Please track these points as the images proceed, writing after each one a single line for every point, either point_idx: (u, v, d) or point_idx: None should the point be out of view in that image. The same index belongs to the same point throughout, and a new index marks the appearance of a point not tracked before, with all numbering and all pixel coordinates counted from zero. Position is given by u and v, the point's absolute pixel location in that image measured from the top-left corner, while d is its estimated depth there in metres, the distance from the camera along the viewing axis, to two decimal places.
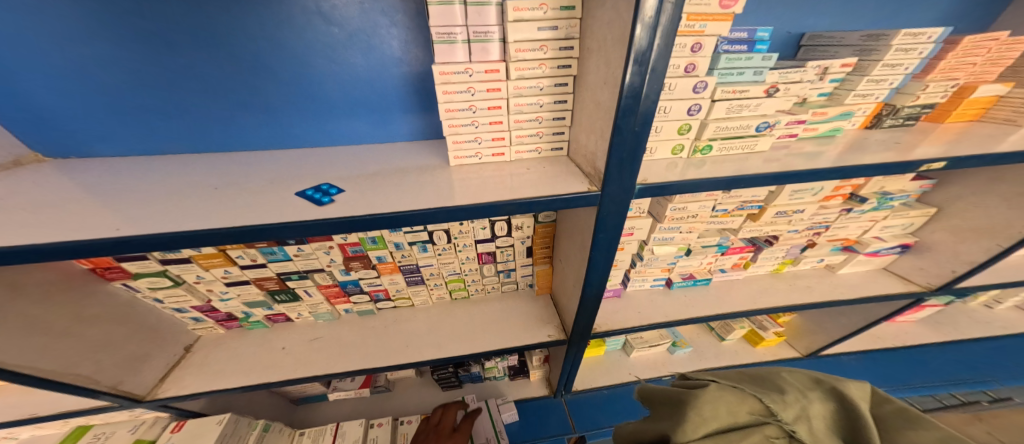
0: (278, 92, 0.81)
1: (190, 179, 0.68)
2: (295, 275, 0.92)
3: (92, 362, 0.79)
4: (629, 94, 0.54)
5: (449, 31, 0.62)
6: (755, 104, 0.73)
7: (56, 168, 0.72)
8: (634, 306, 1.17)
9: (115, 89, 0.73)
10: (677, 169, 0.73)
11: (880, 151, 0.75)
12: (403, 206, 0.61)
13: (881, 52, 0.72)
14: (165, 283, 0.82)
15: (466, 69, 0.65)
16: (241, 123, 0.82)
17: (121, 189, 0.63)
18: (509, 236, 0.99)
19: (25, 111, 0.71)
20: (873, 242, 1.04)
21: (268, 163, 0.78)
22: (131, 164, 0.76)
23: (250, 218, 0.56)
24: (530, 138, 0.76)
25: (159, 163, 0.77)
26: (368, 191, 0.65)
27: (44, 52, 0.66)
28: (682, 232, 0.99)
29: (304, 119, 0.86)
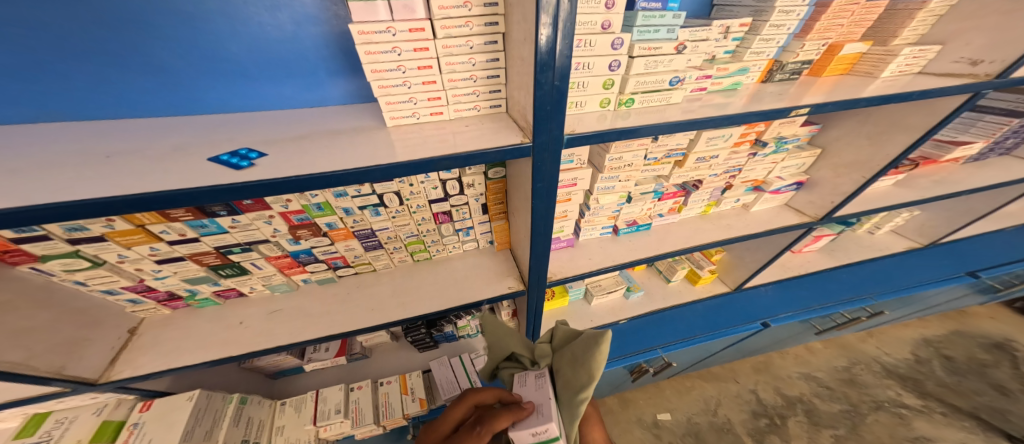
0: (173, 52, 0.77)
1: (91, 147, 0.66)
2: (237, 249, 0.93)
3: (25, 349, 0.75)
4: (544, 51, 0.60)
5: None
6: (668, 60, 0.82)
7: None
8: (586, 253, 1.30)
9: None
10: (604, 120, 0.81)
11: (774, 101, 0.87)
12: (337, 165, 0.64)
13: (768, 13, 0.83)
14: (83, 264, 0.79)
15: (389, 28, 0.67)
16: (133, 85, 0.78)
17: (4, 159, 0.60)
18: (462, 194, 1.05)
19: None
20: (775, 181, 1.24)
21: (181, 130, 0.76)
22: (7, 132, 0.71)
23: (170, 182, 0.56)
24: (466, 97, 0.81)
25: (39, 132, 0.72)
26: (290, 155, 0.67)
27: None
28: (620, 181, 1.09)
29: (211, 83, 0.83)
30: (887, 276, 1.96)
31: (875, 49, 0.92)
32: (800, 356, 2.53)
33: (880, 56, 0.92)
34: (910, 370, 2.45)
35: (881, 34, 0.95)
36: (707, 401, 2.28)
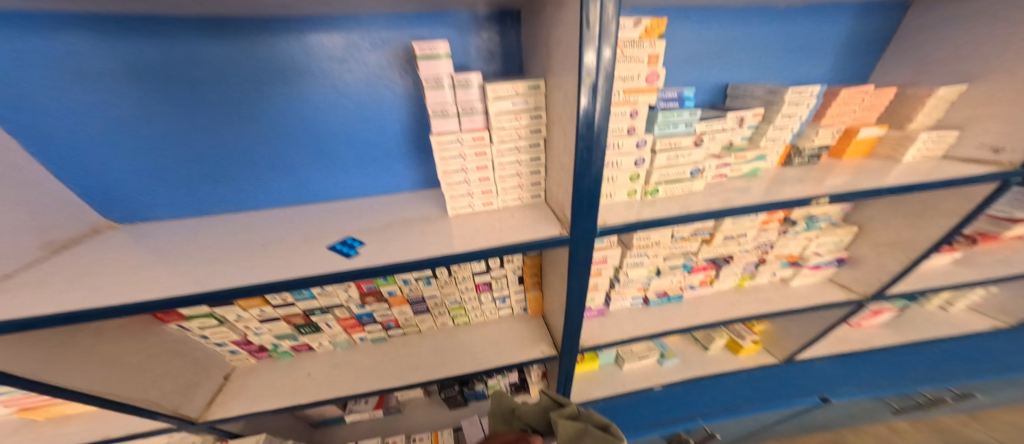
0: (299, 155, 0.99)
1: (236, 239, 0.86)
2: (318, 311, 1.08)
3: (154, 389, 0.93)
4: (582, 155, 0.74)
5: (443, 107, 0.78)
6: (687, 153, 0.90)
7: (127, 234, 0.90)
8: (617, 322, 1.33)
9: (166, 164, 0.91)
10: (633, 209, 0.91)
11: (800, 184, 0.92)
12: (411, 255, 0.78)
13: (778, 105, 0.88)
14: (211, 322, 0.98)
15: (457, 137, 0.81)
16: (268, 181, 1.01)
17: (186, 253, 0.80)
18: (502, 268, 1.17)
19: (102, 190, 0.90)
20: (812, 257, 1.24)
21: (297, 219, 0.96)
22: (184, 225, 0.95)
23: (293, 268, 0.73)
24: (512, 189, 0.94)
25: (207, 223, 0.95)
26: (381, 244, 0.82)
27: (114, 142, 0.86)
28: (649, 257, 1.16)
29: (322, 175, 1.04)
30: (969, 354, 1.75)
31: (891, 134, 0.96)
32: (879, 435, 2.19)
33: (897, 140, 0.95)
34: None
35: (896, 118, 0.98)
36: None
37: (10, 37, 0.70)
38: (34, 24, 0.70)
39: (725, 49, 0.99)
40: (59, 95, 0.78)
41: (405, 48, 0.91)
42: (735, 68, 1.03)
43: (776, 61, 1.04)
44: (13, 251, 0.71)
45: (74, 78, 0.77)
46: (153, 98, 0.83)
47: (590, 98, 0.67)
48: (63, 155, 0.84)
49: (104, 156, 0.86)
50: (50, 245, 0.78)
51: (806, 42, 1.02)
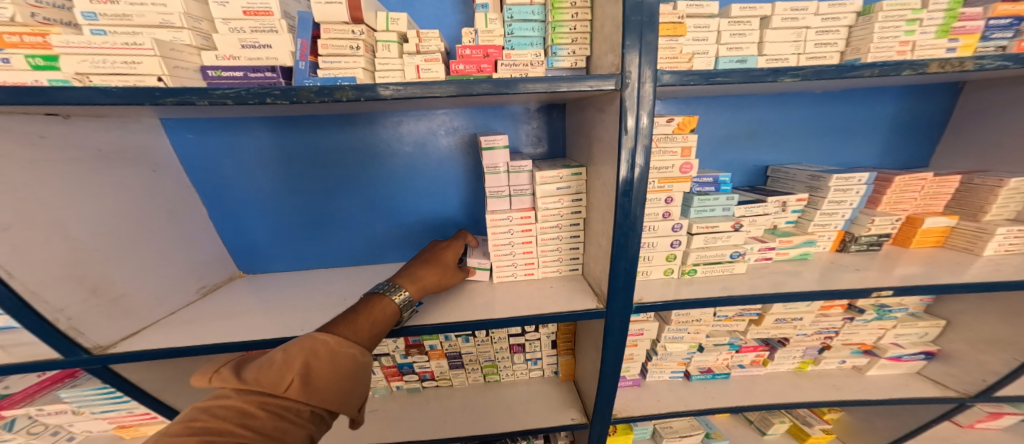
0: (380, 223, 1.20)
1: (324, 294, 1.05)
2: (369, 357, 1.24)
3: None
4: (621, 235, 0.79)
5: (499, 190, 0.97)
6: (726, 236, 0.90)
7: (250, 283, 1.16)
8: (653, 395, 1.26)
9: (288, 228, 1.18)
10: (671, 287, 0.93)
11: (861, 271, 0.88)
12: (463, 317, 0.91)
13: (824, 191, 0.87)
14: None
15: (508, 216, 0.97)
16: (355, 244, 1.22)
17: (286, 303, 1.00)
18: (536, 332, 1.27)
19: (244, 247, 1.19)
20: (891, 348, 1.11)
21: (371, 277, 1.14)
22: (290, 277, 1.19)
23: None
24: (552, 262, 1.06)
25: (306, 277, 1.18)
26: (438, 303, 0.98)
27: (258, 212, 1.15)
28: (689, 333, 1.15)
29: (395, 241, 1.23)
30: None
31: (965, 224, 0.89)
32: None
33: (973, 232, 0.88)
34: None
35: (966, 207, 0.91)
36: None
37: (217, 142, 1.05)
38: (231, 134, 1.04)
39: (760, 134, 1.01)
40: (232, 178, 1.10)
41: (471, 136, 1.12)
42: (774, 150, 1.03)
43: (817, 142, 1.03)
44: (177, 295, 0.99)
45: (244, 166, 1.09)
46: (287, 179, 1.12)
47: (629, 174, 0.72)
48: (226, 220, 1.15)
49: (248, 221, 1.16)
50: (201, 289, 1.07)
51: (851, 127, 1.02)
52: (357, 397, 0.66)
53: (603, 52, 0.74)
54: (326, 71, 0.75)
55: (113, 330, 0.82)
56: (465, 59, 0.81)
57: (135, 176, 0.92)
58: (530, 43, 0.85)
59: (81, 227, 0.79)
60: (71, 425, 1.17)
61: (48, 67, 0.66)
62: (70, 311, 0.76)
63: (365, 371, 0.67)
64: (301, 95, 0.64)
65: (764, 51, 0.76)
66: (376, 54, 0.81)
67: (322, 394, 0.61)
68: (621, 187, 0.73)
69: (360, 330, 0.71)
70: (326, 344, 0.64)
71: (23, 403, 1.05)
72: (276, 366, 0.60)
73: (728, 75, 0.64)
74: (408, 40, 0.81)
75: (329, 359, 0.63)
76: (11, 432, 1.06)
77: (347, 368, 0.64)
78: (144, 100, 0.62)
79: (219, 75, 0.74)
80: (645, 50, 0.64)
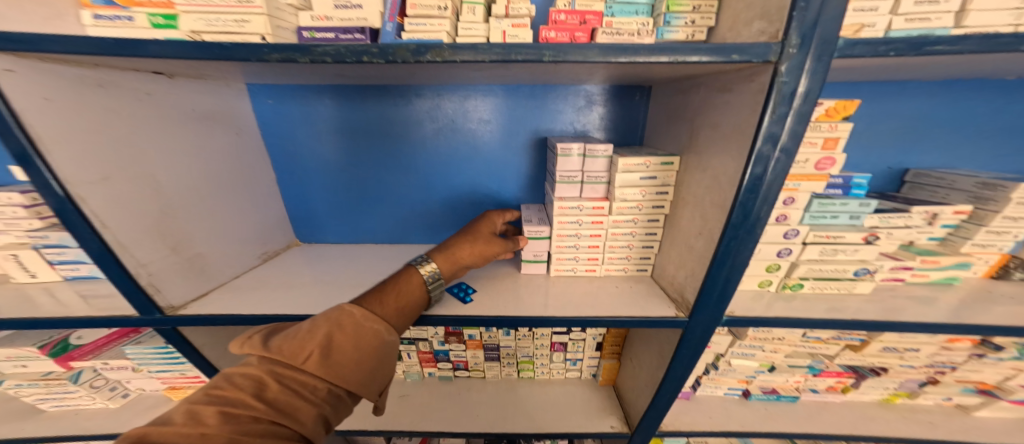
0: (444, 204, 1.11)
1: (384, 272, 0.97)
2: (406, 340, 1.17)
3: None
4: (724, 246, 0.65)
5: (571, 175, 0.85)
6: (852, 249, 0.76)
7: (308, 253, 1.09)
8: (706, 411, 1.15)
9: (351, 201, 1.10)
10: (762, 302, 0.79)
11: (1012, 305, 0.73)
12: (518, 312, 0.80)
13: (1000, 203, 0.72)
14: None
15: (579, 205, 0.84)
16: (416, 224, 1.14)
17: (344, 276, 0.94)
18: (582, 332, 1.15)
19: (303, 215, 1.12)
20: (1019, 392, 0.94)
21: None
22: (347, 251, 1.12)
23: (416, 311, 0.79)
24: (619, 260, 0.90)
25: (364, 252, 1.11)
26: (491, 294, 0.88)
27: (322, 181, 1.07)
28: (764, 351, 0.98)
29: (454, 223, 1.14)
30: None
31: None
32: None
33: None
34: None
35: None
36: None
37: (292, 106, 0.97)
38: (306, 98, 0.96)
39: (912, 130, 0.88)
40: (301, 146, 1.02)
41: (530, 114, 0.99)
42: (922, 150, 0.90)
43: (980, 145, 0.88)
44: (242, 258, 0.93)
45: (315, 135, 1.00)
46: (356, 150, 1.03)
47: (762, 155, 0.57)
48: (289, 187, 1.07)
49: (311, 191, 1.08)
50: (263, 255, 1.01)
51: None
52: (380, 377, 0.62)
53: (747, 21, 0.60)
54: (411, 34, 0.64)
55: (186, 290, 0.77)
56: (557, 25, 0.68)
57: (220, 139, 0.86)
58: (635, 12, 0.73)
59: (171, 185, 0.74)
60: (127, 382, 1.18)
61: (167, 26, 0.59)
62: (152, 267, 0.70)
63: (388, 350, 0.63)
64: (397, 54, 0.53)
65: (965, 22, 0.58)
66: (460, 18, 0.69)
67: (341, 368, 0.58)
68: (745, 183, 0.59)
69: (385, 307, 0.68)
70: (351, 316, 0.62)
71: (91, 355, 1.04)
72: (300, 336, 0.59)
73: (952, 43, 0.51)
74: (496, 1, 0.68)
75: (354, 332, 0.61)
76: (77, 384, 1.09)
77: (371, 343, 0.61)
78: (251, 55, 0.53)
79: (313, 38, 0.64)
80: (828, 4, 0.49)
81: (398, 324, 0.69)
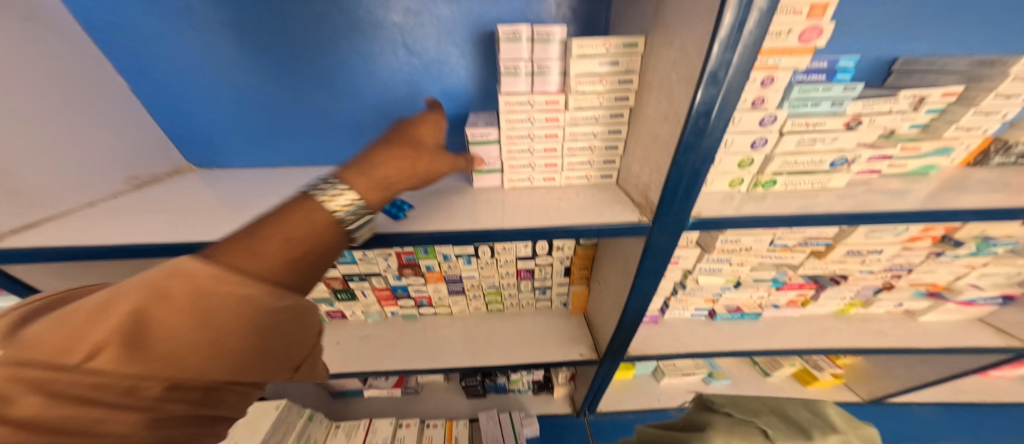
0: (373, 119, 0.89)
1: (295, 193, 0.79)
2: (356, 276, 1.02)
3: None
4: (692, 131, 0.53)
5: (515, 64, 0.68)
6: (832, 137, 0.69)
7: (202, 179, 0.86)
8: (672, 333, 1.14)
9: (247, 114, 0.85)
10: (732, 203, 0.71)
11: (983, 193, 0.70)
12: (460, 225, 0.67)
13: (994, 80, 0.68)
14: None
15: (529, 100, 0.69)
16: (338, 143, 0.92)
17: (243, 198, 0.74)
18: (550, 255, 1.04)
19: (183, 133, 0.86)
20: (967, 290, 0.95)
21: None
22: (251, 177, 0.89)
23: None
24: (581, 166, 0.79)
25: (276, 176, 0.88)
26: (432, 209, 0.73)
27: (198, 89, 0.80)
28: (731, 265, 0.94)
29: None
30: None
31: None
32: None
33: None
34: None
35: None
36: None
37: None
38: None
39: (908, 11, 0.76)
40: (154, 37, 0.73)
41: None
42: (914, 35, 0.79)
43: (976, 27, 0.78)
44: (94, 181, 0.71)
45: (171, 19, 0.71)
46: (239, 50, 0.76)
47: None
48: (156, 101, 0.81)
49: (189, 102, 0.82)
50: (132, 182, 0.78)
51: None
52: (274, 358, 0.39)
53: None
54: None
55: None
56: None
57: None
58: None
59: None
60: None
61: None
62: None
63: (276, 323, 0.38)
64: None
65: None
66: None
67: (176, 365, 0.32)
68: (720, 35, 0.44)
69: (264, 250, 0.40)
70: (186, 277, 0.34)
71: None
72: (71, 321, 0.31)
73: None
74: None
75: (190, 306, 0.33)
76: None
77: (237, 316, 0.35)
78: None
79: None
80: None
81: (294, 276, 0.42)
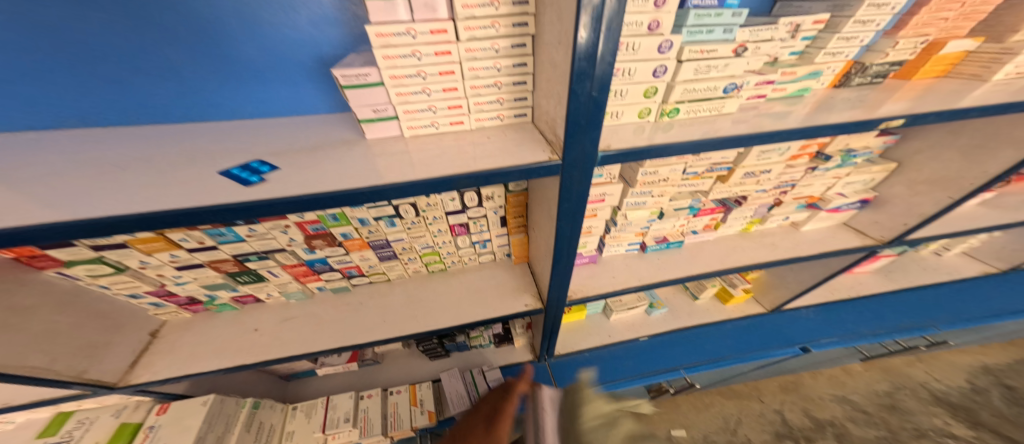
0: (198, 58, 0.74)
1: (103, 156, 0.64)
2: (254, 256, 0.91)
3: (48, 353, 0.75)
4: (583, 58, 0.52)
5: None
6: (723, 64, 0.73)
7: None
8: (609, 271, 1.21)
9: None
10: (644, 133, 0.74)
11: (847, 110, 0.80)
12: (356, 183, 0.60)
13: (853, 7, 0.77)
14: (107, 270, 0.79)
15: (408, 30, 0.62)
16: (155, 90, 0.75)
17: (37, 169, 0.58)
18: (480, 207, 1.02)
19: None
20: (835, 199, 1.12)
21: (196, 138, 0.74)
22: (21, 139, 0.69)
23: (190, 198, 0.54)
24: (489, 105, 0.76)
25: (67, 138, 0.71)
26: (304, 168, 0.64)
27: None
28: (653, 197, 1.00)
29: (229, 87, 0.80)
30: (944, 302, 1.78)
31: (986, 46, 0.88)
32: (834, 376, 2.22)
33: (994, 53, 0.86)
34: (959, 399, 2.13)
35: (997, 28, 0.88)
36: (726, 418, 2.03)
37: None
38: None
39: None
40: None
41: None
42: None
43: None
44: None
45: None
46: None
47: None
48: None
49: None
50: None
51: None
52: None
53: None
54: None
55: None
56: None
57: None
58: None
59: None
60: None
61: None
62: None
63: None
64: None
65: None
66: None
67: None
68: None
69: None
70: None
71: None
72: None
73: None
74: None
75: None
76: None
77: None
78: None
79: None
80: None
81: None
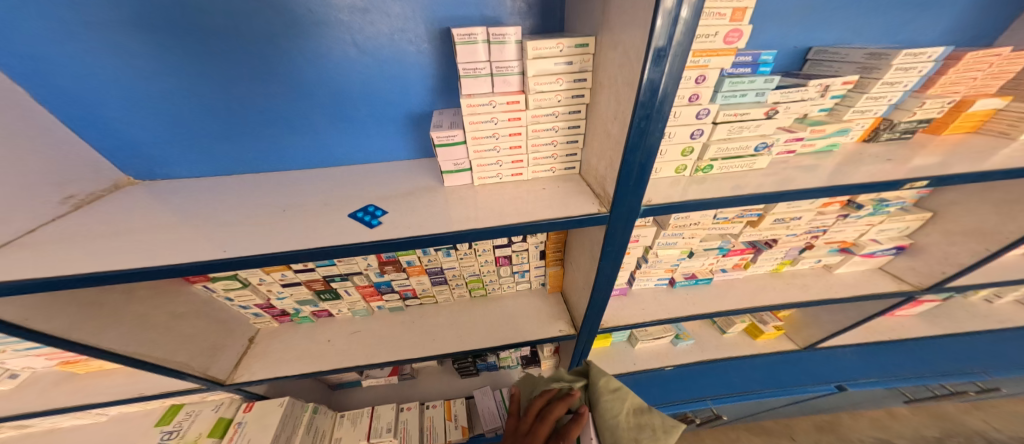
0: (324, 117, 0.90)
1: (256, 202, 0.80)
2: (338, 277, 1.05)
3: (186, 351, 0.94)
4: (635, 133, 0.63)
5: (474, 67, 0.73)
6: (755, 125, 0.82)
7: (150, 191, 0.86)
8: (639, 303, 1.27)
9: (188, 119, 0.84)
10: (680, 187, 0.82)
11: (874, 164, 0.86)
12: (437, 229, 0.72)
13: (881, 71, 0.83)
14: (236, 285, 0.96)
15: (491, 101, 0.75)
16: (291, 143, 0.92)
17: (205, 212, 0.76)
18: (524, 241, 1.13)
19: (119, 141, 0.83)
20: (868, 245, 1.15)
21: (316, 184, 0.89)
22: (203, 184, 0.89)
23: (317, 240, 0.68)
24: (545, 160, 0.88)
25: (231, 184, 0.89)
26: (406, 212, 0.77)
27: (130, 95, 0.78)
28: (684, 238, 1.07)
29: (344, 139, 0.95)
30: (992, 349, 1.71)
31: (1014, 106, 0.91)
32: (874, 420, 2.12)
33: (1019, 115, 0.90)
34: None
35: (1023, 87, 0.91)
36: None
37: None
38: None
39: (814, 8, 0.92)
40: (71, 42, 0.70)
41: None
42: (826, 28, 0.96)
43: (877, 24, 0.96)
44: (27, 203, 0.68)
45: (82, 21, 0.68)
46: (173, 56, 0.75)
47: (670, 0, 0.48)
48: (80, 114, 0.78)
49: (118, 108, 0.79)
50: (71, 201, 0.75)
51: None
52: None
53: None
54: None
55: None
56: None
57: None
58: None
59: None
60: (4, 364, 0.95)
61: None
62: None
63: None
64: None
65: None
66: None
67: None
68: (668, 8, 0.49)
69: None
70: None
71: None
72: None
73: None
74: None
75: None
76: None
77: None
78: None
79: None
80: None
81: None
